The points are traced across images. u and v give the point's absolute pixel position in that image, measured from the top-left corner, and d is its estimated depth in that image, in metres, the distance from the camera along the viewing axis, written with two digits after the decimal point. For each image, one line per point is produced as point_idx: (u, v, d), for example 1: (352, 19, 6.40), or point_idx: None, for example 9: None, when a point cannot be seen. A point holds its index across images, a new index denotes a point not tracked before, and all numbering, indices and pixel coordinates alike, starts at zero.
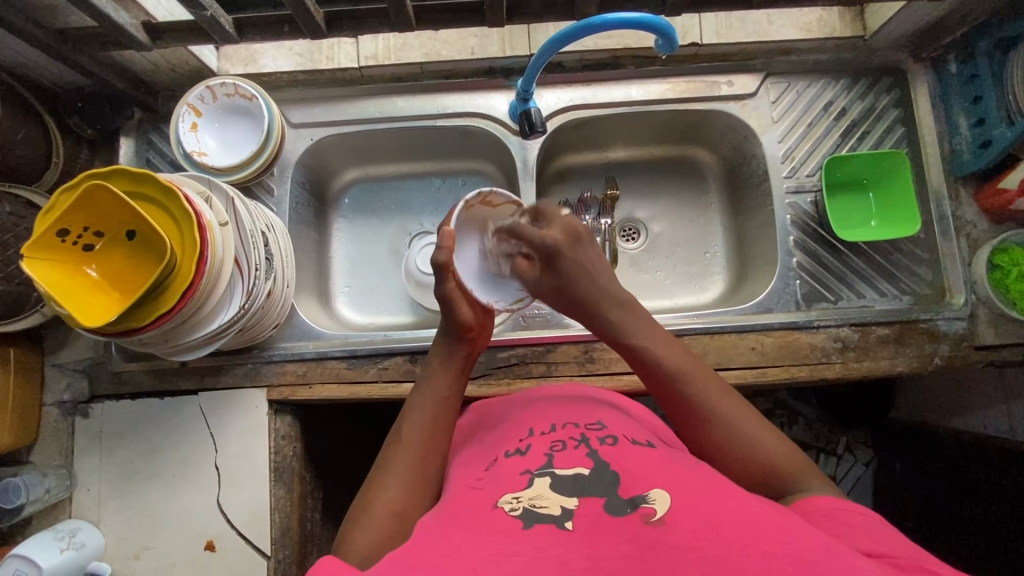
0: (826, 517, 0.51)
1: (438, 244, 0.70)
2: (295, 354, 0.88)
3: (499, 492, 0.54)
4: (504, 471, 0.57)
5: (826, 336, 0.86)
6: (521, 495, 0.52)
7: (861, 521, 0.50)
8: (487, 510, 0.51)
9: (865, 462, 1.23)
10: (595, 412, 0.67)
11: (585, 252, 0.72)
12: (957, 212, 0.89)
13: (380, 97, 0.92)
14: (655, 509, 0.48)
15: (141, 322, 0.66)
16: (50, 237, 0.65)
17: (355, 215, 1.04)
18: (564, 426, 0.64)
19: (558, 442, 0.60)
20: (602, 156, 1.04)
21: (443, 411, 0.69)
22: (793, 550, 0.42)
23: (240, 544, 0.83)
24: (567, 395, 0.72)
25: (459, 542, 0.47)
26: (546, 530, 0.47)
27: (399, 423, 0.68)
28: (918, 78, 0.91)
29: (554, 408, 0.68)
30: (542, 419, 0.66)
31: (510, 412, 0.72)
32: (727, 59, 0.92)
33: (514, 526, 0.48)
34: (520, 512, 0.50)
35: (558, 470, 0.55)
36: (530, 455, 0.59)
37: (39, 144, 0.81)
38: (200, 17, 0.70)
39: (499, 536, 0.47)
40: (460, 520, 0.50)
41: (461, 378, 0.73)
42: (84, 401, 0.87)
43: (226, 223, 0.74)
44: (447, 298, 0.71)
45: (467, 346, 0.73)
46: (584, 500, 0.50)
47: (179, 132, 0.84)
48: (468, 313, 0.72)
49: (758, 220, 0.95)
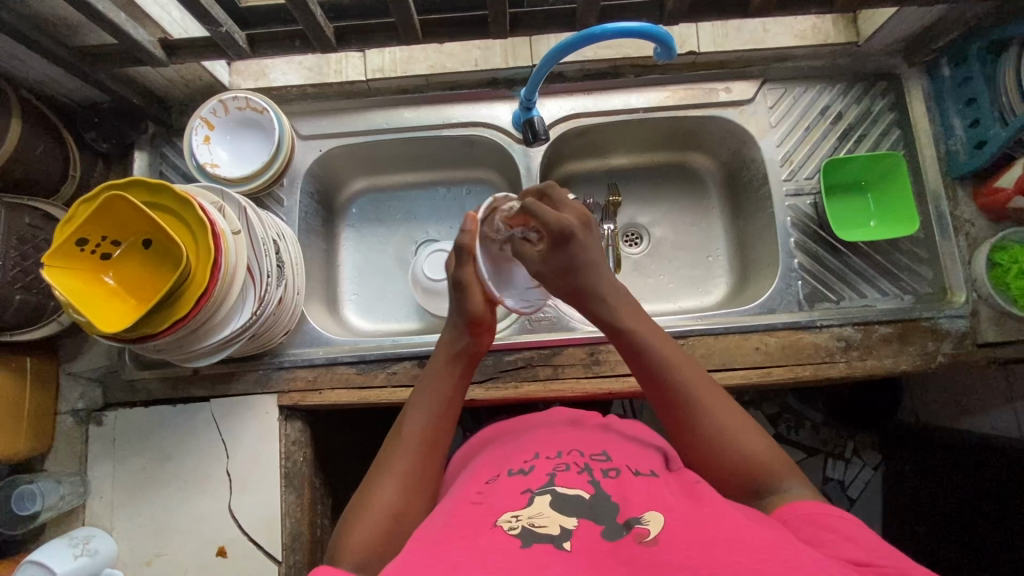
0: (811, 524, 0.52)
1: (461, 228, 0.75)
2: (305, 359, 0.89)
3: (499, 509, 0.55)
4: (504, 489, 0.59)
5: (829, 336, 0.87)
6: (520, 514, 0.53)
7: (845, 525, 0.51)
8: (486, 527, 0.52)
9: (874, 466, 1.23)
10: (602, 440, 0.69)
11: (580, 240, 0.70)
12: (955, 212, 0.90)
13: (387, 108, 0.95)
14: (649, 529, 0.50)
15: (157, 328, 0.68)
16: (70, 246, 0.67)
17: (363, 224, 1.06)
18: (569, 451, 0.65)
19: (561, 465, 0.62)
20: (603, 163, 1.06)
21: (443, 412, 0.70)
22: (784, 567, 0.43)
23: (252, 549, 0.84)
24: (568, 421, 0.75)
25: (458, 556, 0.48)
26: (542, 549, 0.49)
27: (398, 422, 0.69)
28: (912, 83, 0.93)
29: (563, 435, 0.70)
30: (548, 443, 0.68)
31: (518, 435, 0.74)
32: (724, 67, 0.94)
33: (512, 544, 0.49)
34: (518, 531, 0.51)
35: (558, 488, 0.57)
36: (533, 474, 0.61)
37: (58, 157, 0.83)
38: (216, 34, 0.73)
39: (497, 552, 0.48)
40: (460, 535, 0.51)
41: (463, 377, 0.73)
42: (98, 409, 0.89)
43: (238, 232, 0.75)
44: (463, 283, 0.74)
45: (472, 346, 0.74)
46: (581, 522, 0.52)
47: (193, 144, 0.87)
48: (478, 304, 0.73)
49: (759, 223, 0.97)
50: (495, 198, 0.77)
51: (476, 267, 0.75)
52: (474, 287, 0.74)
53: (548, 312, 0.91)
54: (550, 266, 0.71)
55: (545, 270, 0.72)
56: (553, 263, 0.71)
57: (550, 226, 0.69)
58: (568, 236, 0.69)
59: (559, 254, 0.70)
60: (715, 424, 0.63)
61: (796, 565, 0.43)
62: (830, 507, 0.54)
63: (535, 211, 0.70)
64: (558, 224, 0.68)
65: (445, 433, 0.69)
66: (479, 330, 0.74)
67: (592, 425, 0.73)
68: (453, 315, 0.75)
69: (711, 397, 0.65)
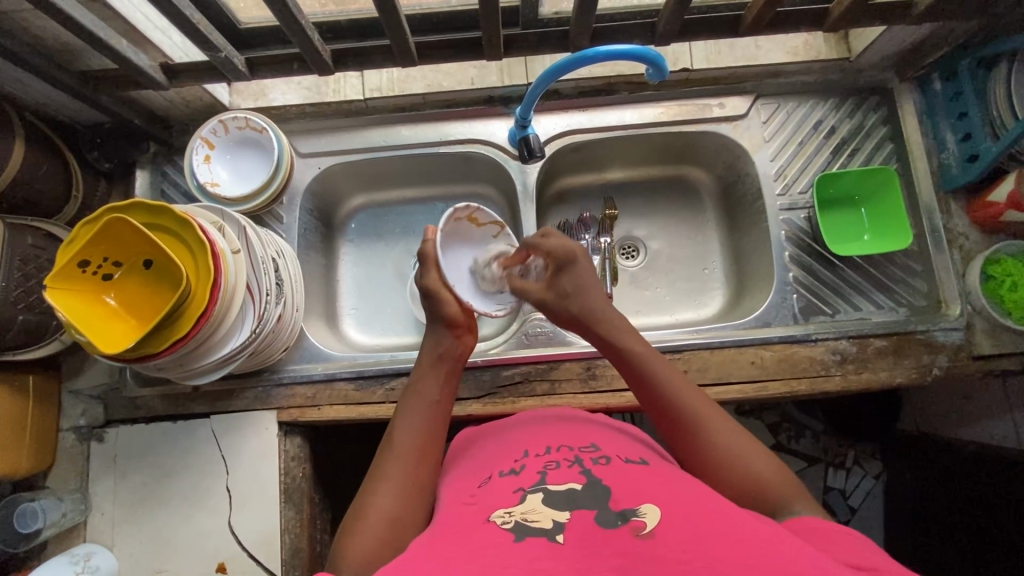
0: (811, 536, 0.52)
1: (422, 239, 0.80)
2: (305, 376, 0.90)
3: (491, 507, 0.56)
4: (494, 489, 0.59)
5: (824, 349, 0.87)
6: (513, 510, 0.54)
7: (847, 538, 0.50)
8: (478, 525, 0.53)
9: (875, 475, 1.24)
10: (591, 435, 0.69)
11: (583, 270, 0.77)
12: (949, 224, 0.91)
13: (385, 126, 0.96)
14: (645, 522, 0.50)
15: (157, 348, 0.69)
16: (73, 268, 0.68)
17: (361, 239, 1.07)
18: (559, 448, 0.66)
19: (552, 462, 0.62)
20: (600, 177, 1.07)
21: (430, 410, 0.71)
22: (778, 564, 0.44)
23: (251, 565, 0.85)
24: (563, 416, 0.75)
25: (452, 555, 0.49)
26: (537, 542, 0.49)
27: (392, 427, 0.70)
28: (905, 96, 0.94)
29: (554, 431, 0.70)
30: (537, 441, 0.68)
31: (510, 429, 0.74)
32: (718, 82, 0.95)
33: (505, 538, 0.50)
34: (512, 526, 0.52)
35: (551, 486, 0.57)
36: (524, 473, 0.61)
37: (60, 178, 0.84)
38: (215, 59, 0.74)
39: (490, 549, 0.49)
40: (453, 536, 0.53)
41: (447, 375, 0.75)
42: (100, 425, 0.90)
43: (238, 251, 0.76)
44: (432, 289, 0.77)
45: (453, 346, 0.76)
46: (574, 513, 0.53)
47: (193, 164, 0.88)
48: (454, 308, 0.77)
49: (754, 236, 0.98)
50: (456, 210, 0.79)
51: (440, 272, 0.78)
52: (444, 293, 0.77)
53: (545, 327, 0.92)
54: (555, 291, 0.77)
55: (545, 299, 0.78)
56: (557, 288, 0.77)
57: (555, 253, 0.77)
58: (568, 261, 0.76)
59: (560, 282, 0.77)
60: (719, 442, 0.64)
61: (789, 562, 0.44)
62: (830, 521, 0.54)
63: (545, 241, 0.77)
64: (562, 248, 0.76)
65: (439, 437, 0.70)
66: (458, 328, 0.77)
67: (582, 420, 0.73)
68: (430, 320, 0.78)
69: (714, 416, 0.66)
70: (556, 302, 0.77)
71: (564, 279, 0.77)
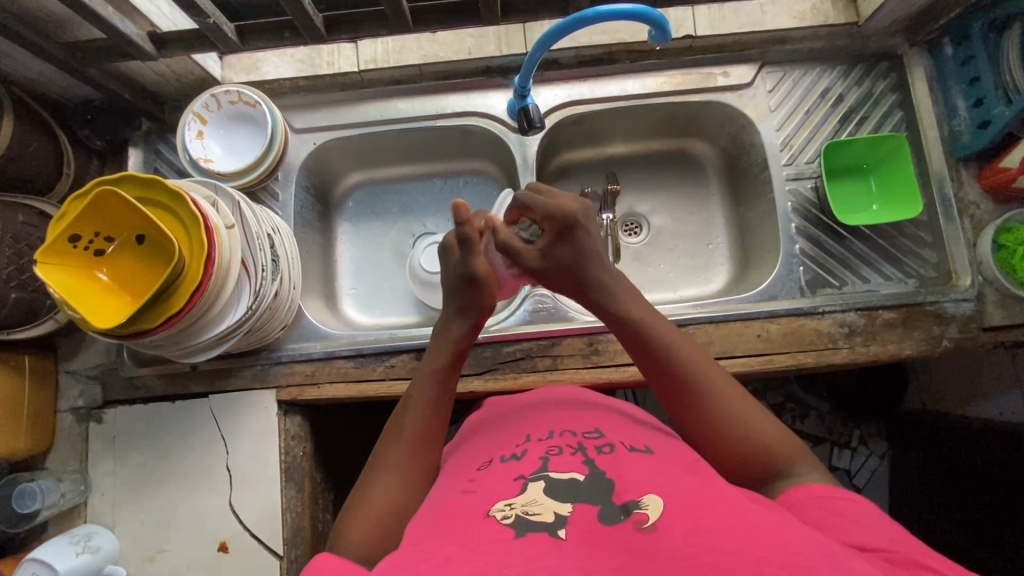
0: (816, 505, 0.52)
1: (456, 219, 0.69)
2: (304, 354, 0.89)
3: (491, 499, 0.54)
4: (495, 477, 0.58)
5: (832, 322, 0.85)
6: (514, 503, 0.52)
7: (851, 507, 0.51)
8: (477, 519, 0.51)
9: (881, 455, 1.20)
10: (595, 419, 0.67)
11: (586, 236, 0.72)
12: (959, 193, 0.88)
13: (380, 100, 0.94)
14: (648, 514, 0.48)
15: (150, 324, 0.67)
16: (62, 242, 0.67)
17: (359, 218, 1.05)
18: (562, 433, 0.64)
19: (554, 448, 0.61)
20: (601, 151, 1.04)
21: (442, 397, 0.68)
22: (787, 553, 0.42)
23: (253, 544, 0.84)
24: (567, 399, 0.74)
25: (451, 553, 0.46)
26: (540, 538, 0.47)
27: (400, 408, 0.68)
28: (914, 63, 0.91)
29: (557, 416, 0.69)
30: (541, 426, 0.67)
31: (512, 415, 0.73)
32: (722, 50, 0.93)
33: (506, 535, 0.48)
34: (512, 521, 0.50)
35: (552, 474, 0.55)
36: (525, 459, 0.60)
37: (50, 156, 0.82)
38: (204, 25, 0.72)
39: (490, 546, 0.46)
40: (451, 529, 0.51)
41: (459, 363, 0.71)
42: (98, 406, 0.89)
43: (231, 226, 0.75)
44: (477, 277, 0.70)
45: (471, 332, 0.72)
46: (576, 506, 0.50)
47: (186, 139, 0.86)
48: (492, 297, 0.73)
49: (759, 209, 0.96)
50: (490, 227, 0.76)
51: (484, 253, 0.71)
52: (489, 284, 0.71)
53: (548, 303, 0.90)
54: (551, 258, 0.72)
55: (534, 263, 0.73)
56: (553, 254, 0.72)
57: (546, 218, 0.71)
58: (576, 231, 0.71)
59: (557, 248, 0.72)
60: (729, 410, 0.62)
61: (800, 552, 0.42)
62: (833, 486, 0.54)
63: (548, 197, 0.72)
64: (560, 212, 0.71)
65: (445, 424, 0.69)
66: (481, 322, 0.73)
67: (582, 402, 0.72)
68: (456, 303, 0.72)
69: (727, 389, 0.63)
70: (545, 273, 0.73)
71: (565, 248, 0.71)
